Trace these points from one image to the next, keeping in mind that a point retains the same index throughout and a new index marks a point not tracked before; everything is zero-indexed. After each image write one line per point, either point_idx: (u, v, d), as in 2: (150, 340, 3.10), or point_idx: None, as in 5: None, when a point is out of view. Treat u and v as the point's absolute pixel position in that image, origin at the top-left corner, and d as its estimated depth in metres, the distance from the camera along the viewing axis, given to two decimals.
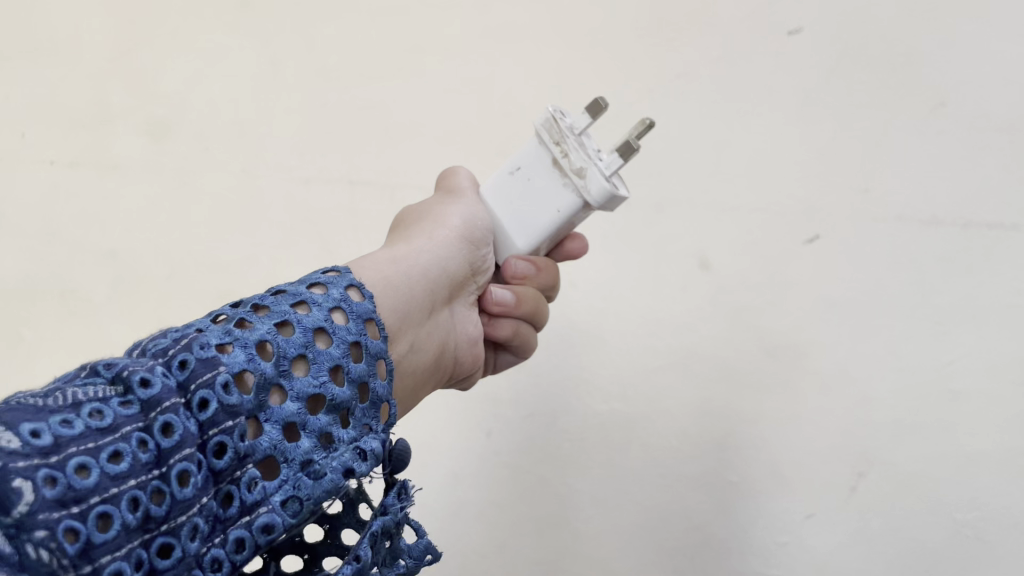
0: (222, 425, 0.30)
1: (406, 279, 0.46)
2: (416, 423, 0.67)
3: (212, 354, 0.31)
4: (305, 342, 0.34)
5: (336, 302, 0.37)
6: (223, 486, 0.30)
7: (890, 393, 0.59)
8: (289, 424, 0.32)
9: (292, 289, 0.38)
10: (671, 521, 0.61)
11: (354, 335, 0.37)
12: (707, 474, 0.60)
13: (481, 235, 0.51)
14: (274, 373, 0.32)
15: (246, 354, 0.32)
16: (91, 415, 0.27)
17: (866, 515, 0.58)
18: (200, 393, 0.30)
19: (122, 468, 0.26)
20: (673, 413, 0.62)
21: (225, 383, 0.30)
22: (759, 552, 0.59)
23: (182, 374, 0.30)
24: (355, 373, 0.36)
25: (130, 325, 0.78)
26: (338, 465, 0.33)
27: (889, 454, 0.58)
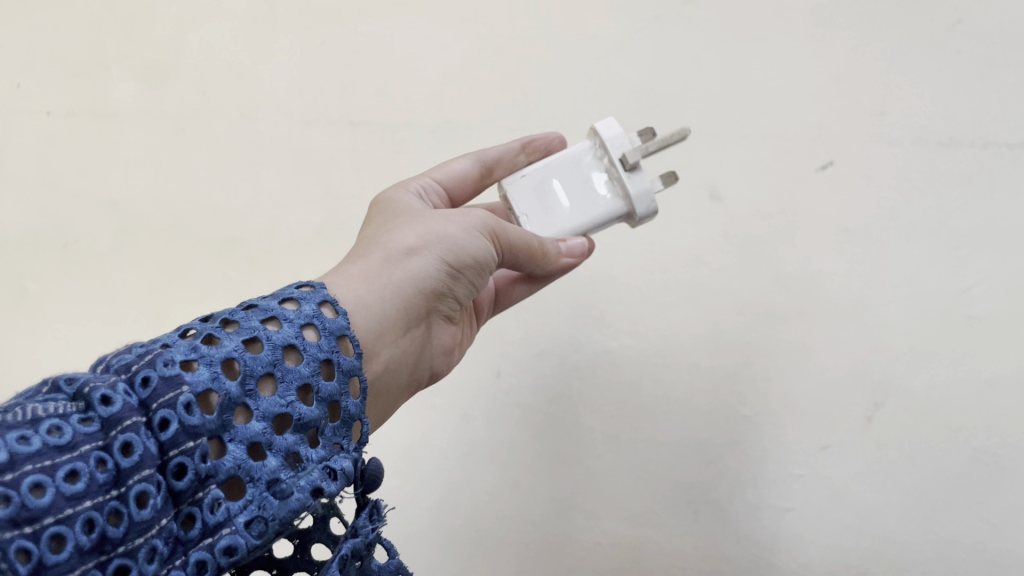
0: (183, 446, 0.30)
1: (382, 304, 0.44)
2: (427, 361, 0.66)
3: (176, 372, 0.31)
4: (273, 360, 0.35)
5: (308, 319, 0.38)
6: (184, 508, 0.30)
7: (909, 321, 0.57)
8: (254, 443, 0.33)
9: (264, 304, 0.38)
10: (688, 457, 0.59)
11: (325, 353, 0.37)
12: (720, 410, 0.59)
13: (468, 263, 0.48)
14: (238, 392, 0.33)
15: (210, 372, 0.33)
16: (49, 432, 0.28)
17: (882, 445, 0.56)
18: (162, 412, 0.30)
19: (77, 489, 0.27)
20: (686, 349, 0.61)
21: (188, 403, 0.31)
22: (775, 485, 0.58)
23: (144, 392, 0.31)
24: (326, 392, 0.36)
25: (136, 277, 0.77)
26: (306, 484, 0.33)
27: (906, 380, 0.56)
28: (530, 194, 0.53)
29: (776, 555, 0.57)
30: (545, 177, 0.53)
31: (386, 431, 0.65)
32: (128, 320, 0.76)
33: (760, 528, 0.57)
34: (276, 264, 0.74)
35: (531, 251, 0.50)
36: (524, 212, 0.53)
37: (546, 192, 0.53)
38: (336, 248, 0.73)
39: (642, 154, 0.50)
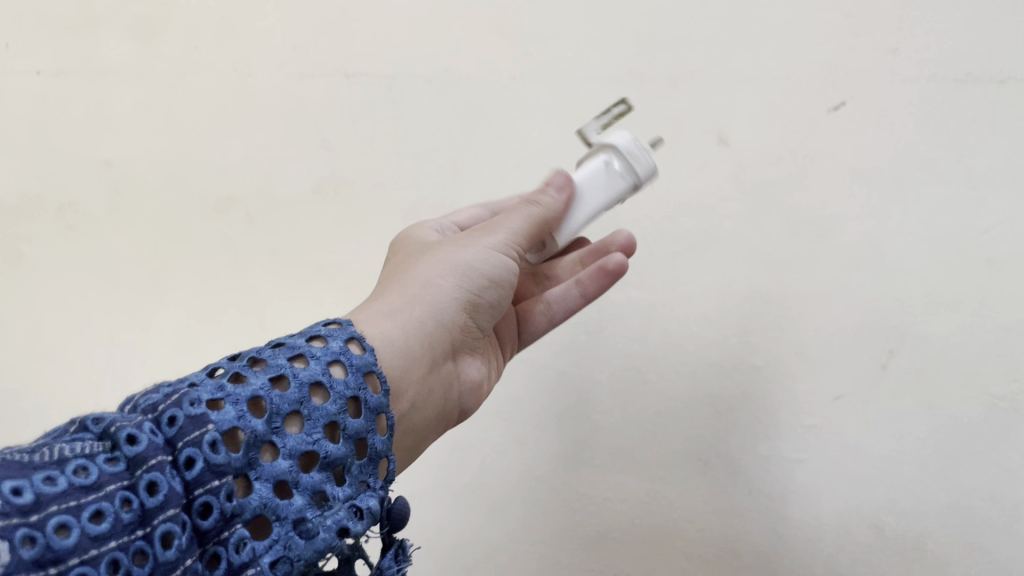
0: (209, 485, 0.30)
1: (406, 338, 0.43)
2: None
3: (201, 412, 0.32)
4: (299, 398, 0.35)
5: (335, 355, 0.38)
6: (210, 548, 0.30)
7: (926, 265, 0.55)
8: (280, 482, 0.33)
9: (292, 342, 0.39)
10: (698, 409, 0.59)
11: (352, 390, 0.37)
12: (729, 362, 0.58)
13: (488, 286, 0.47)
14: (265, 430, 0.33)
15: (236, 411, 0.33)
16: (75, 473, 0.28)
17: (898, 394, 0.55)
18: (187, 450, 0.31)
19: (102, 529, 0.27)
20: (694, 299, 0.59)
21: (213, 441, 0.31)
22: (789, 436, 0.57)
23: (171, 431, 0.31)
24: (352, 430, 0.36)
25: (133, 237, 0.77)
26: (332, 523, 0.33)
27: (922, 327, 0.55)
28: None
29: (786, 506, 0.56)
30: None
31: None
32: (126, 282, 0.77)
33: (770, 481, 0.57)
34: (274, 222, 0.74)
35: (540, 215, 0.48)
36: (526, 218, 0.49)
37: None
38: (336, 205, 0.72)
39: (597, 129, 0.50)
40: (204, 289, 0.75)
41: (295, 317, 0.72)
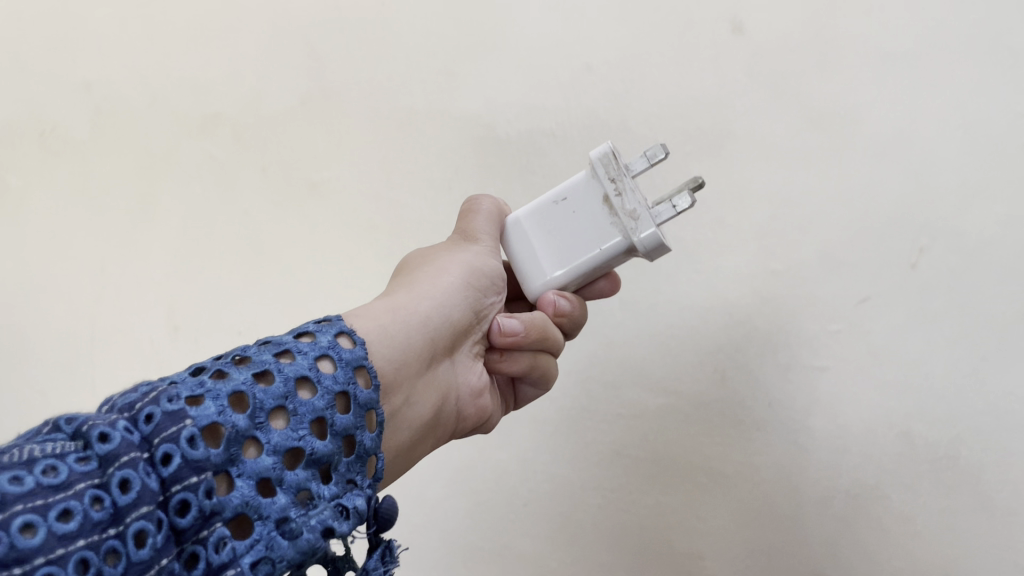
0: (187, 481, 0.28)
1: (409, 329, 0.44)
2: (431, 235, 0.64)
3: (179, 407, 0.30)
4: (285, 392, 0.33)
5: (323, 350, 0.36)
6: (187, 547, 0.28)
7: (960, 154, 0.51)
8: (264, 479, 0.31)
9: (278, 338, 0.37)
10: (713, 318, 0.56)
11: (340, 385, 0.36)
12: (747, 265, 0.55)
13: (485, 283, 0.50)
14: (247, 425, 0.31)
15: (217, 406, 0.31)
16: (43, 472, 0.26)
17: (928, 295, 0.51)
18: (164, 447, 0.28)
19: (69, 528, 0.25)
20: (709, 204, 0.56)
21: (192, 436, 0.29)
22: (809, 343, 0.54)
23: (147, 428, 0.29)
24: (340, 426, 0.35)
25: (117, 163, 0.75)
26: (317, 523, 0.31)
27: (954, 220, 0.51)
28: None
29: (811, 417, 0.54)
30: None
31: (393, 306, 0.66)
32: (113, 209, 0.76)
33: (791, 390, 0.54)
34: (263, 141, 0.70)
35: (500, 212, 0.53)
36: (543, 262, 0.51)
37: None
38: (326, 121, 0.68)
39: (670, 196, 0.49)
40: (195, 214, 0.73)
41: (291, 239, 0.70)
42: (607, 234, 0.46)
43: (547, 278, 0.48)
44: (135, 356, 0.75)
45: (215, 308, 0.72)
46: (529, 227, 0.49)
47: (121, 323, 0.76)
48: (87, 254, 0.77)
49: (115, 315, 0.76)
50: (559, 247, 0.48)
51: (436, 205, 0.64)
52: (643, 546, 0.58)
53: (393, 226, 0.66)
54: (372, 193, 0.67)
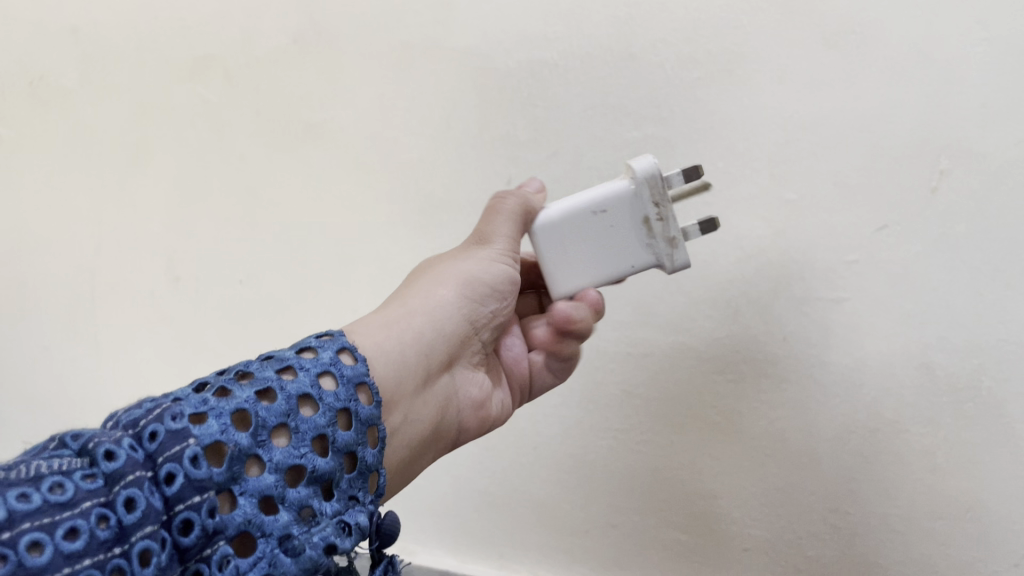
0: (190, 500, 0.30)
1: (403, 347, 0.44)
2: (435, 175, 0.63)
3: (182, 426, 0.32)
4: (287, 411, 0.35)
5: (325, 367, 0.38)
6: (192, 564, 0.30)
7: (985, 71, 0.47)
8: (267, 497, 0.33)
9: (280, 354, 0.39)
10: (724, 252, 0.55)
11: (341, 402, 0.37)
12: (759, 196, 0.53)
13: (491, 289, 0.49)
14: (250, 444, 0.33)
15: (220, 424, 0.33)
16: (52, 489, 0.28)
17: (949, 220, 0.48)
18: (168, 466, 0.30)
19: (77, 546, 0.27)
20: (718, 132, 0.54)
21: (195, 456, 0.31)
22: (824, 275, 0.52)
23: (152, 445, 0.31)
24: (342, 443, 0.37)
25: (107, 109, 0.73)
26: (318, 540, 0.33)
27: (978, 141, 0.47)
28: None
29: (826, 351, 0.52)
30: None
31: (397, 250, 0.65)
32: (108, 159, 0.74)
33: (805, 323, 0.52)
34: (255, 83, 0.68)
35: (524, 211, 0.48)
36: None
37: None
38: (318, 59, 0.65)
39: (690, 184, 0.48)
40: (191, 161, 0.71)
41: (290, 183, 0.68)
42: (641, 256, 0.47)
43: (573, 284, 0.48)
44: (153, 305, 0.76)
45: (220, 256, 0.72)
46: (563, 227, 0.47)
47: (132, 273, 0.76)
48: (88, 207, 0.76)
49: (125, 267, 0.76)
50: (589, 256, 0.47)
51: (437, 143, 0.62)
52: (657, 485, 0.59)
53: (395, 167, 0.64)
54: (370, 133, 0.65)
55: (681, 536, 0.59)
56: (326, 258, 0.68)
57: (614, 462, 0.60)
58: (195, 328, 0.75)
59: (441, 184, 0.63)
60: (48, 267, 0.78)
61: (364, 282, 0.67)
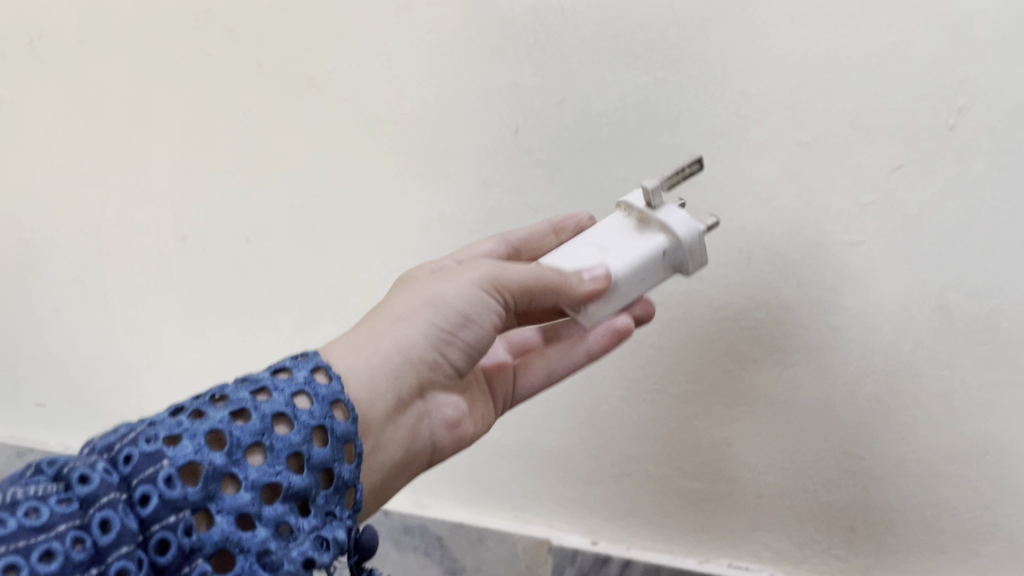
0: (166, 520, 0.31)
1: (374, 377, 0.43)
2: (438, 124, 0.61)
3: (156, 448, 0.33)
4: (261, 429, 0.35)
5: (299, 386, 0.38)
6: None
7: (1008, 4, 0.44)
8: (243, 515, 0.33)
9: (256, 375, 0.39)
10: (737, 198, 0.53)
11: (317, 419, 0.37)
12: (773, 138, 0.51)
13: (484, 321, 0.46)
14: (224, 462, 0.33)
15: (194, 444, 0.33)
16: (27, 515, 0.30)
17: (966, 158, 0.47)
18: (142, 487, 0.31)
19: (52, 568, 0.28)
20: (730, 74, 0.51)
21: (169, 476, 0.32)
22: (839, 218, 0.51)
23: (126, 469, 0.32)
24: (318, 459, 0.36)
25: (106, 69, 0.71)
26: (296, 555, 0.34)
27: (998, 76, 0.45)
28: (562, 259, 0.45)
29: (841, 295, 0.52)
30: (569, 246, 0.46)
31: (405, 201, 0.64)
32: (112, 119, 0.73)
33: (821, 268, 0.52)
34: (246, 36, 0.65)
35: (552, 287, 0.43)
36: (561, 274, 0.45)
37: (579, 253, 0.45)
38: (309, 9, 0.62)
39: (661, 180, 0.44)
40: (192, 118, 0.70)
41: (293, 137, 0.67)
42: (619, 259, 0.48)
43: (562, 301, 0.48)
44: (165, 265, 0.76)
45: (228, 213, 0.71)
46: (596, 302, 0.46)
47: (143, 233, 0.75)
48: (96, 167, 0.75)
49: (135, 227, 0.76)
50: None
51: (437, 91, 0.60)
52: (670, 435, 0.59)
53: (397, 118, 0.62)
54: (368, 84, 0.62)
55: (695, 484, 0.60)
56: (333, 212, 0.67)
57: (627, 413, 0.60)
58: (207, 285, 0.75)
59: (446, 134, 0.61)
60: (66, 230, 0.79)
61: (373, 234, 0.67)
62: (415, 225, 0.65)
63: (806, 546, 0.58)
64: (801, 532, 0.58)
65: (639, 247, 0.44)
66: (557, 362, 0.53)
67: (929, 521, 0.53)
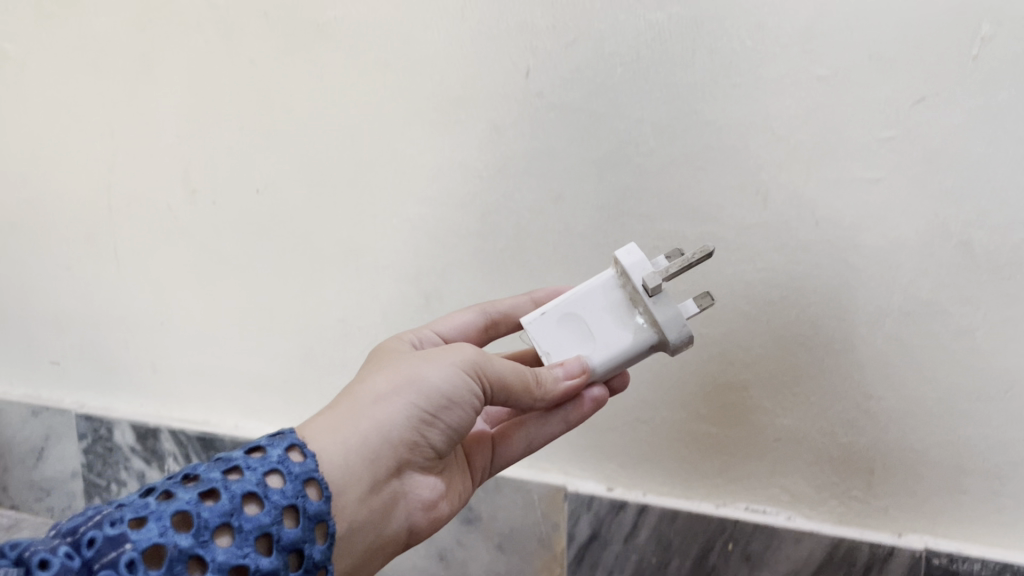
0: None
1: (356, 460, 0.43)
2: (447, 69, 0.60)
3: (119, 532, 0.35)
4: (230, 510, 0.37)
5: (272, 465, 0.40)
6: None
7: None
8: None
9: (230, 455, 0.41)
10: (755, 136, 0.52)
11: (288, 498, 0.39)
12: (791, 75, 0.50)
13: (469, 406, 0.47)
14: (190, 543, 0.35)
15: (159, 527, 0.35)
16: None
17: (990, 90, 0.46)
18: (103, 572, 0.33)
19: None
20: (746, 8, 0.50)
21: (131, 560, 0.34)
22: (859, 155, 0.50)
23: (89, 552, 0.34)
24: (287, 539, 0.38)
25: (111, 22, 0.71)
26: None
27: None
28: (552, 332, 0.50)
29: (861, 234, 0.51)
30: (563, 311, 0.50)
31: (414, 150, 0.63)
32: (118, 73, 0.72)
33: (840, 207, 0.51)
34: None
35: (530, 385, 0.47)
36: (548, 351, 0.50)
37: (568, 328, 0.49)
38: None
39: (663, 277, 0.46)
40: (199, 70, 0.69)
41: (300, 87, 0.66)
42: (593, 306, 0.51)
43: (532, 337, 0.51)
44: (177, 220, 0.75)
45: (238, 166, 0.71)
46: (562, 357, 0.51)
47: (152, 189, 0.75)
48: (105, 123, 0.75)
49: (146, 183, 0.75)
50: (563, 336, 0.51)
51: (447, 35, 0.59)
52: (686, 379, 0.59)
53: (405, 64, 0.61)
54: (375, 29, 0.61)
55: (713, 429, 0.59)
56: (344, 162, 0.66)
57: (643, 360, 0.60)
58: (217, 241, 0.74)
59: (457, 78, 0.60)
60: (77, 187, 0.78)
61: (382, 185, 0.66)
62: (425, 173, 0.64)
63: (824, 489, 0.57)
64: (820, 475, 0.57)
65: (620, 340, 0.48)
66: (535, 433, 0.55)
67: (951, 461, 0.53)
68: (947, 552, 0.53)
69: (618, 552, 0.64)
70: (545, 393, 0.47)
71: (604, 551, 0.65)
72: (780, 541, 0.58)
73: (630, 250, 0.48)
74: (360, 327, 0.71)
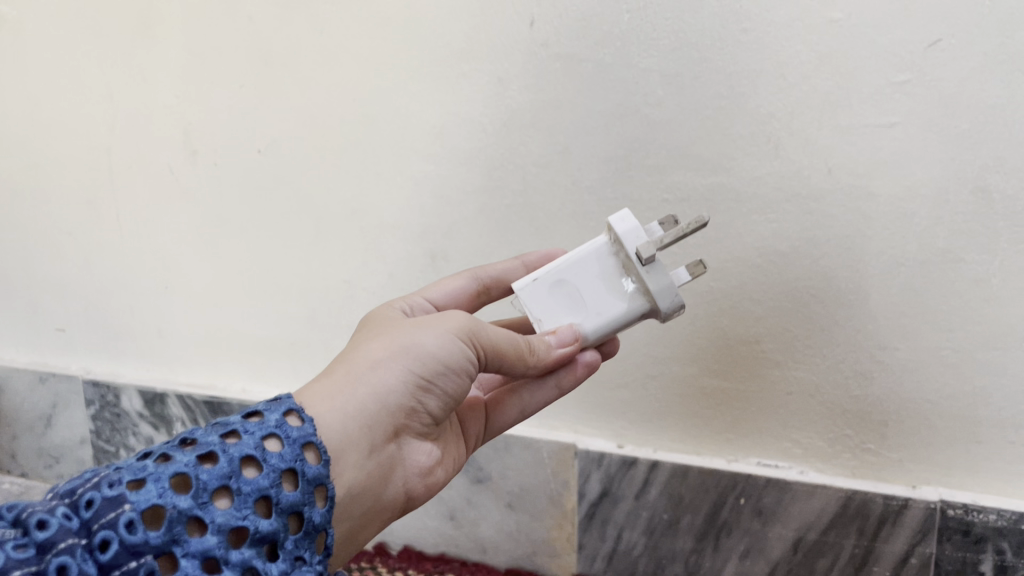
0: (126, 565, 0.31)
1: (354, 425, 0.43)
2: (449, 21, 0.59)
3: (118, 493, 0.33)
4: (229, 472, 0.36)
5: (270, 429, 0.39)
6: None
7: None
8: (209, 558, 0.33)
9: (227, 421, 0.40)
10: (765, 84, 0.51)
11: (287, 462, 0.38)
12: (803, 18, 0.49)
13: (465, 371, 0.46)
14: (189, 505, 0.34)
15: (158, 488, 0.34)
16: None
17: (1008, 30, 0.44)
18: (102, 533, 0.32)
19: None
20: None
21: (130, 521, 0.32)
22: (873, 100, 0.48)
23: (87, 514, 0.33)
24: (287, 503, 0.37)
25: None
26: None
27: None
28: (546, 299, 0.49)
29: (874, 182, 0.50)
30: (556, 277, 0.49)
31: (417, 106, 0.62)
32: (115, 32, 0.71)
33: (854, 154, 0.50)
34: None
35: (523, 352, 0.47)
36: (541, 317, 0.49)
37: (561, 295, 0.49)
38: None
39: (656, 248, 0.45)
40: (197, 27, 0.68)
41: (300, 42, 0.64)
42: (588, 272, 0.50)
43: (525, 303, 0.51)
44: (179, 182, 0.74)
45: (238, 126, 0.69)
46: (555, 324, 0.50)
47: (153, 150, 0.74)
48: (102, 84, 0.74)
49: (146, 144, 0.74)
50: None
51: None
52: (695, 333, 0.58)
53: (406, 16, 0.60)
54: None
55: (723, 383, 0.58)
56: (346, 119, 0.65)
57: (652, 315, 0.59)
58: (220, 202, 0.73)
59: (460, 30, 0.59)
60: (77, 151, 0.77)
61: (385, 141, 0.65)
62: (429, 128, 0.63)
63: (837, 442, 0.56)
64: (833, 428, 0.56)
65: (613, 307, 0.48)
66: (527, 400, 0.55)
67: (967, 412, 0.52)
68: (962, 503, 0.53)
69: (628, 508, 0.64)
70: (539, 360, 0.47)
71: (614, 507, 0.64)
72: (792, 494, 0.57)
73: (624, 217, 0.47)
74: (365, 287, 0.71)
